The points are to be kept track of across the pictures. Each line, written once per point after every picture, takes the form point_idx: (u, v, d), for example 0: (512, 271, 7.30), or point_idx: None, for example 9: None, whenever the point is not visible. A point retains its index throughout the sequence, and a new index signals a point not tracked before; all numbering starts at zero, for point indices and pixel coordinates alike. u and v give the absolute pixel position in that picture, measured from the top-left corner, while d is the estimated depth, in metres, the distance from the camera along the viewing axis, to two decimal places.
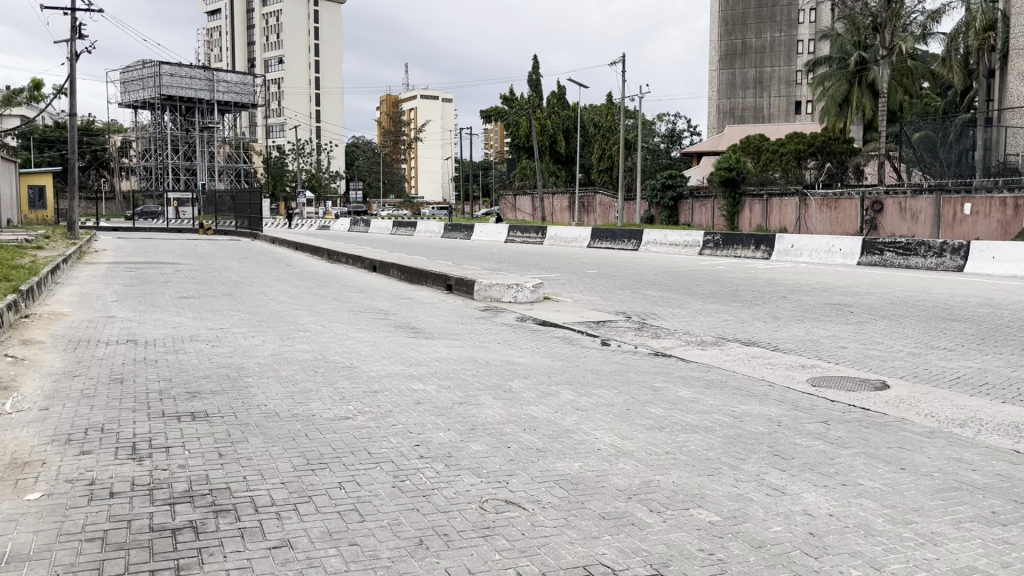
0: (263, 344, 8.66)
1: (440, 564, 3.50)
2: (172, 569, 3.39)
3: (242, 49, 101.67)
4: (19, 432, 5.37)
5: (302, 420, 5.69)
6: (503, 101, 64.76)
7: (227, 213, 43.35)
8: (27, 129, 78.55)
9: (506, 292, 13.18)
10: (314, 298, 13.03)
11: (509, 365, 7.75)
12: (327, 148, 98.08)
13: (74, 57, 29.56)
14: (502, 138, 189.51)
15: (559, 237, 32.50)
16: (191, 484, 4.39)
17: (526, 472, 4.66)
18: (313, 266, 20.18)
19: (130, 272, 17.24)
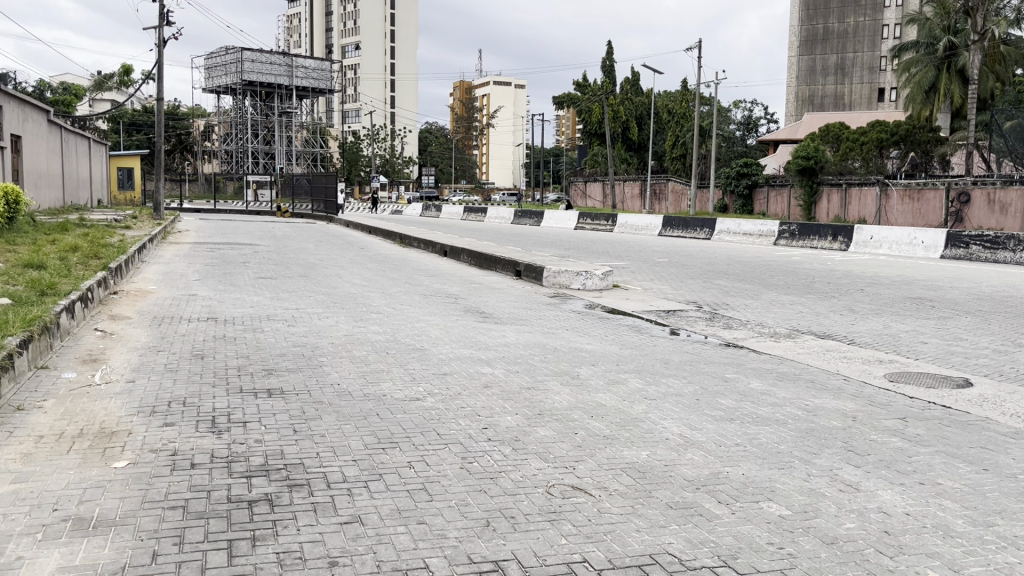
0: (337, 325, 8.86)
1: (506, 546, 3.53)
2: (249, 540, 3.51)
3: (321, 35, 103.72)
4: (107, 402, 5.63)
5: (374, 399, 5.81)
6: (576, 88, 64.61)
7: (304, 196, 44.27)
8: (116, 112, 81.56)
9: (575, 279, 13.16)
10: (386, 281, 13.26)
11: (577, 352, 7.76)
12: (401, 134, 99.13)
13: (162, 44, 30.51)
14: (574, 126, 189.49)
15: (629, 225, 32.24)
16: (267, 458, 4.53)
17: (593, 459, 4.66)
18: (386, 249, 20.52)
19: (211, 252, 17.81)
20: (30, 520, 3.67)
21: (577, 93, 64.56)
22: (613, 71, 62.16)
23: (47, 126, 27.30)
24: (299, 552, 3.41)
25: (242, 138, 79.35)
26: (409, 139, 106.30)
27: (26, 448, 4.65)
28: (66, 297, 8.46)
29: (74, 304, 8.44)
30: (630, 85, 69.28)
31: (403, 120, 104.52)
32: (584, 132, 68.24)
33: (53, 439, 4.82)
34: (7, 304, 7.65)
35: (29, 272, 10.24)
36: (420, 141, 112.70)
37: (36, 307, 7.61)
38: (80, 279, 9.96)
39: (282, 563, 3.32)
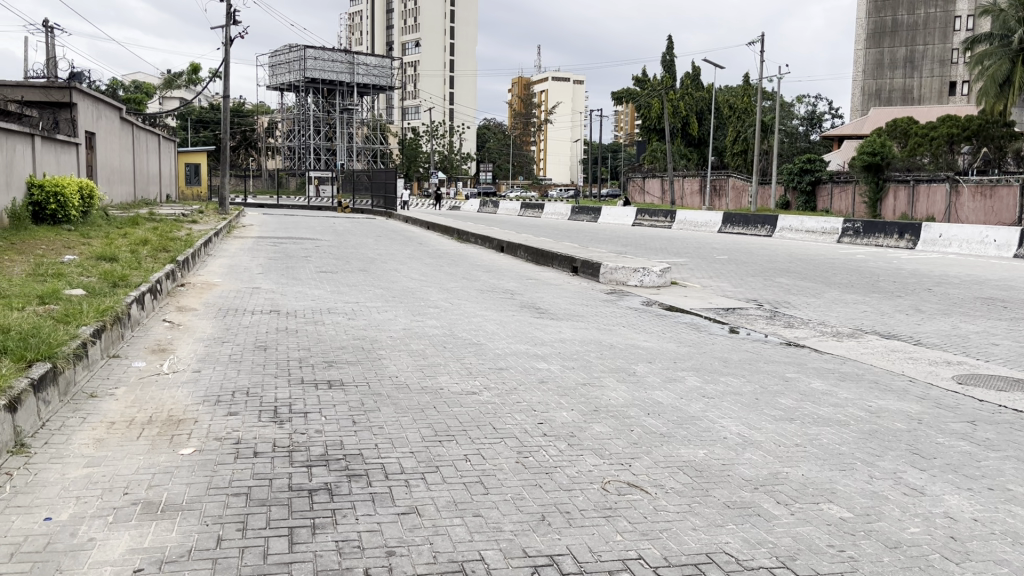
0: (396, 318, 8.98)
1: (561, 541, 3.54)
2: (310, 528, 3.58)
3: (382, 33, 104.97)
4: (174, 391, 5.80)
5: (431, 392, 5.87)
6: (636, 83, 64.09)
7: (365, 192, 44.82)
8: (185, 110, 83.76)
9: (633, 275, 13.08)
10: (444, 276, 13.35)
11: (634, 349, 7.70)
12: (459, 130, 99.67)
13: (229, 43, 31.19)
14: (634, 122, 188.22)
15: (688, 221, 31.89)
16: (327, 448, 4.62)
17: (649, 457, 4.63)
18: (444, 244, 20.66)
19: (274, 247, 18.18)
20: (102, 503, 3.81)
21: (636, 88, 64.05)
22: (673, 66, 61.47)
23: (119, 123, 28.20)
24: (358, 541, 3.47)
25: (304, 134, 80.79)
26: (467, 135, 106.78)
27: (99, 433, 4.83)
28: (136, 289, 8.75)
29: (144, 295, 8.71)
30: (691, 80, 68.42)
31: (461, 116, 105.00)
32: (644, 128, 67.63)
33: (123, 425, 4.99)
34: (82, 295, 7.94)
35: (102, 264, 10.61)
36: (478, 137, 113.13)
37: (109, 298, 7.88)
38: (150, 272, 10.29)
39: (341, 551, 3.39)
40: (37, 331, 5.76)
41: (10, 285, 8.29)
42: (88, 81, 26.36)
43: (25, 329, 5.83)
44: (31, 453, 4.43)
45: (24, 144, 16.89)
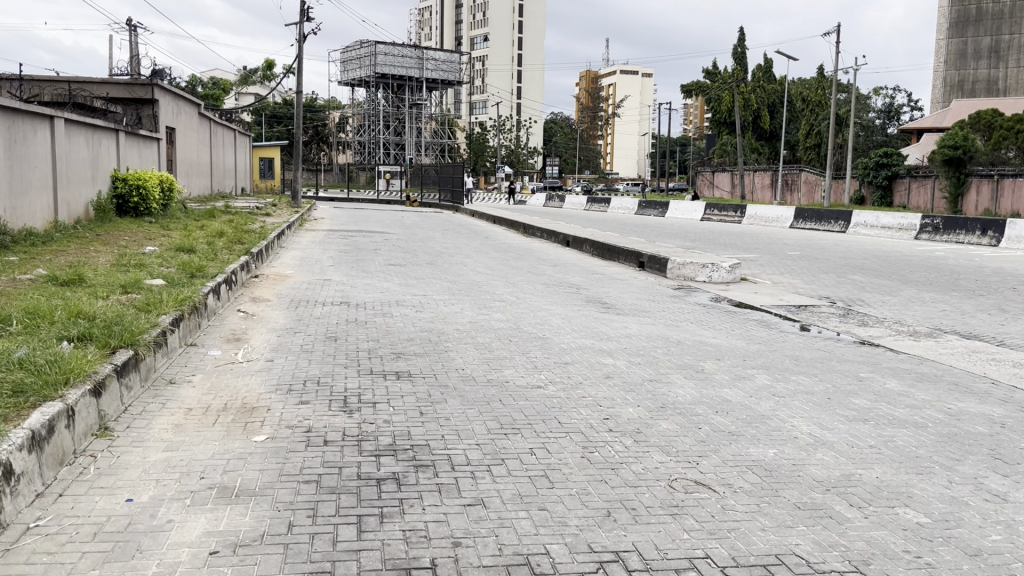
0: (463, 311, 9.05)
1: (627, 538, 3.52)
2: (378, 517, 3.64)
3: (451, 28, 105.76)
4: (248, 379, 5.98)
5: (497, 385, 5.90)
6: (706, 75, 63.04)
7: (432, 186, 45.22)
8: (260, 106, 85.89)
9: (701, 271, 12.90)
10: (510, 270, 13.38)
11: (702, 346, 7.60)
12: (526, 124, 99.64)
13: (303, 39, 31.79)
14: (702, 115, 185.72)
15: (759, 216, 31.28)
16: (395, 438, 4.69)
17: (717, 455, 4.57)
18: (510, 239, 20.72)
19: (344, 240, 18.50)
20: (180, 486, 3.94)
21: (706, 81, 63.01)
22: (745, 58, 60.23)
23: (198, 119, 29.06)
24: (425, 531, 3.51)
25: (374, 129, 81.98)
26: (534, 130, 106.62)
27: (178, 419, 5.00)
28: (213, 280, 9.00)
29: (220, 285, 8.97)
30: (763, 73, 66.99)
31: (528, 110, 104.88)
32: (714, 121, 66.51)
33: (200, 412, 5.14)
34: (161, 285, 8.21)
35: (181, 256, 10.96)
36: (545, 131, 113.05)
37: (187, 288, 8.12)
38: (225, 263, 10.58)
39: (408, 540, 3.43)
40: (121, 320, 5.98)
41: (96, 274, 8.65)
42: (170, 79, 27.26)
43: (109, 317, 6.06)
44: (114, 437, 4.60)
45: (109, 139, 17.54)
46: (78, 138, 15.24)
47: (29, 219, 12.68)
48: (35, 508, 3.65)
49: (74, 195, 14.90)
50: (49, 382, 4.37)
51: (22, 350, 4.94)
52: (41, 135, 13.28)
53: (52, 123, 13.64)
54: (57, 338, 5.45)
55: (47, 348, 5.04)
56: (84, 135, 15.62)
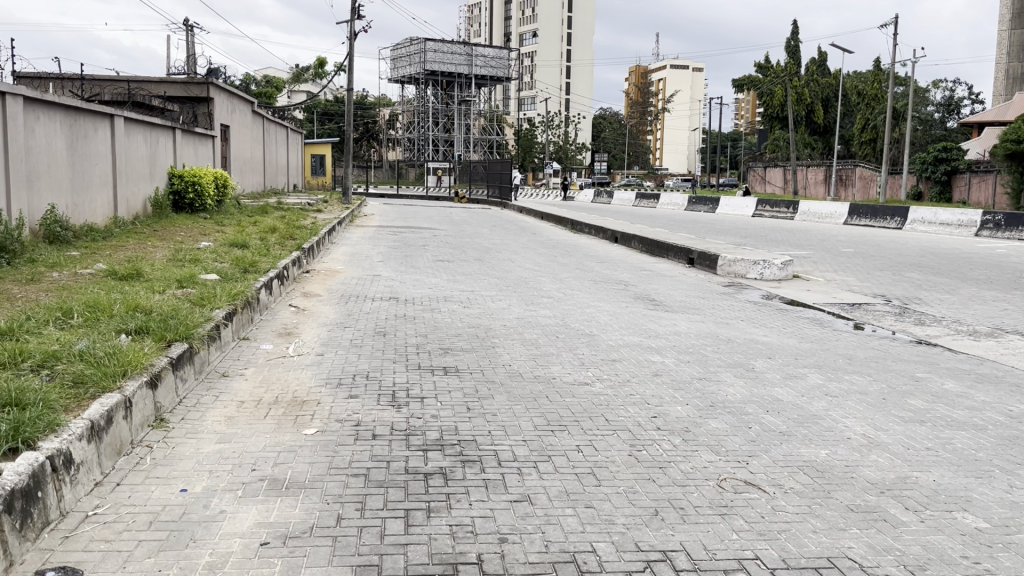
0: (510, 307, 9.06)
1: (674, 537, 3.48)
2: (424, 511, 3.66)
3: (500, 24, 105.92)
4: (299, 373, 6.07)
5: (544, 382, 5.89)
6: (758, 70, 62.02)
7: (481, 182, 45.35)
8: (311, 103, 86.98)
9: (752, 268, 12.71)
10: (557, 266, 13.34)
11: (753, 344, 7.49)
12: (575, 120, 99.15)
13: (353, 36, 32.11)
14: (753, 110, 183.06)
15: (812, 212, 30.68)
16: (442, 433, 4.71)
17: (768, 455, 4.50)
18: (558, 235, 20.70)
19: (393, 236, 18.66)
20: (232, 478, 4.02)
21: (758, 75, 62.02)
22: (799, 51, 58.97)
23: (252, 116, 29.55)
24: (472, 526, 3.53)
25: (423, 126, 82.49)
26: (583, 126, 106.12)
27: (231, 411, 5.09)
28: (265, 275, 9.16)
29: (272, 281, 9.12)
30: (817, 67, 65.56)
31: (577, 105, 104.43)
32: (766, 117, 65.35)
33: (251, 405, 5.23)
34: (215, 280, 8.37)
35: (234, 251, 11.17)
36: (594, 127, 112.53)
37: (239, 283, 8.27)
38: (277, 258, 10.73)
39: (454, 535, 3.45)
40: (175, 314, 6.11)
41: (153, 269, 8.86)
42: (225, 77, 27.77)
43: (165, 311, 6.19)
44: (169, 429, 4.71)
45: (167, 137, 17.93)
46: (137, 136, 15.62)
47: (90, 216, 13.03)
48: (93, 496, 3.75)
49: (133, 192, 15.27)
50: (108, 373, 4.49)
51: (83, 342, 5.08)
52: (101, 133, 13.64)
53: (112, 122, 14.00)
54: (116, 331, 5.60)
55: (105, 341, 5.17)
56: (142, 133, 16.01)
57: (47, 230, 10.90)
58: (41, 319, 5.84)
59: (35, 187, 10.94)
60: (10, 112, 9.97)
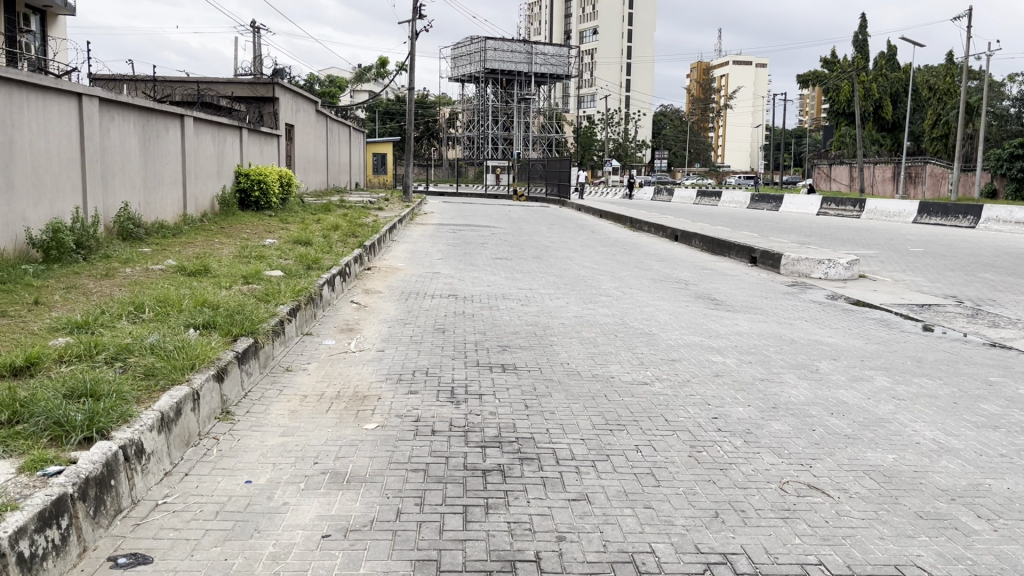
0: (568, 305, 9.03)
1: (735, 540, 3.44)
2: (483, 507, 3.68)
3: (560, 22, 105.80)
4: (360, 368, 6.15)
5: (602, 381, 5.86)
6: (824, 65, 60.56)
7: (540, 180, 45.30)
8: (373, 103, 88.13)
9: (816, 267, 12.45)
10: (616, 264, 13.24)
11: (817, 345, 7.33)
12: (635, 118, 98.29)
13: (415, 36, 32.38)
14: (818, 106, 178.99)
15: (879, 211, 29.85)
16: (500, 430, 4.73)
17: (833, 459, 4.40)
18: (618, 233, 20.58)
19: (452, 233, 18.80)
20: (295, 471, 4.10)
21: (824, 71, 60.60)
22: (867, 45, 57.19)
23: (315, 116, 30.02)
24: (529, 524, 3.53)
25: (483, 124, 82.80)
26: (643, 123, 105.07)
27: (294, 405, 5.19)
28: (328, 271, 9.32)
29: (335, 277, 9.26)
30: (886, 61, 63.60)
31: (637, 103, 103.34)
32: (832, 113, 63.68)
33: (314, 399, 5.33)
34: (279, 276, 8.53)
35: (299, 248, 11.41)
36: (654, 124, 111.43)
37: (303, 279, 8.41)
38: (339, 255, 10.90)
39: (512, 532, 3.46)
40: (242, 309, 6.26)
41: (221, 266, 9.08)
42: (289, 77, 28.27)
43: (231, 307, 6.34)
44: (235, 421, 4.83)
45: (233, 136, 18.33)
46: (206, 135, 16.04)
47: (161, 213, 13.40)
48: (163, 486, 3.86)
49: (201, 190, 15.66)
50: (177, 367, 4.62)
51: (153, 336, 5.24)
52: (172, 133, 14.04)
53: (182, 122, 14.39)
54: (185, 325, 5.76)
55: (174, 335, 5.32)
56: (211, 132, 16.45)
57: (121, 227, 11.28)
58: (115, 313, 6.04)
59: (110, 184, 11.31)
60: (86, 113, 10.29)
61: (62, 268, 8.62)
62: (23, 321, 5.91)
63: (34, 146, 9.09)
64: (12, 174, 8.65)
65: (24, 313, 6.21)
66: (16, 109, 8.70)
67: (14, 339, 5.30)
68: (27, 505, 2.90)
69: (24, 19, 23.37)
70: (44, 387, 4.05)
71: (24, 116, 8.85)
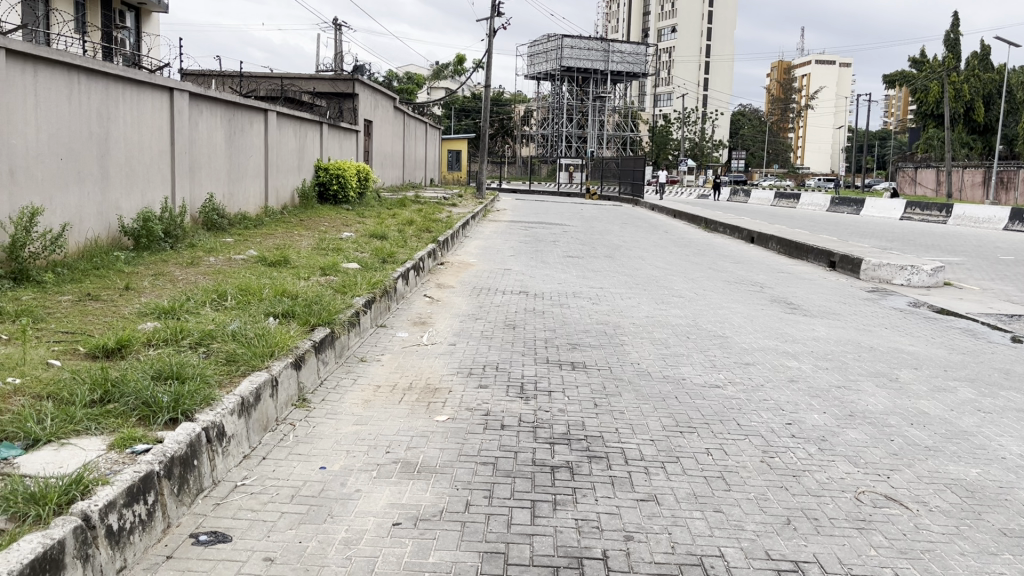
0: (640, 305, 8.98)
1: (807, 548, 3.37)
2: (551, 503, 3.69)
3: (638, 20, 104.90)
4: (432, 361, 6.24)
5: (673, 382, 5.82)
6: (912, 64, 58.45)
7: (614, 179, 44.96)
8: (449, 100, 88.94)
9: (899, 274, 12.08)
10: (689, 265, 13.07)
11: (898, 353, 7.11)
12: (711, 117, 96.62)
13: (493, 33, 32.51)
14: (905, 107, 173.00)
15: (968, 217, 28.68)
16: (569, 427, 4.73)
17: (912, 470, 4.26)
18: (691, 233, 20.29)
19: (525, 230, 18.84)
20: (367, 458, 4.18)
21: (912, 70, 58.52)
22: (959, 44, 54.77)
23: (393, 112, 30.50)
24: (597, 522, 3.53)
25: (557, 122, 82.72)
26: (721, 122, 103.29)
27: (368, 394, 5.29)
28: (403, 265, 9.46)
29: (409, 271, 9.40)
30: (979, 61, 60.90)
31: (715, 102, 101.55)
32: (919, 114, 61.30)
33: (387, 389, 5.43)
34: (355, 268, 8.71)
35: (374, 241, 11.62)
36: (733, 124, 109.48)
37: (379, 272, 8.56)
38: (413, 250, 11.06)
39: (580, 530, 3.46)
40: (320, 300, 6.42)
41: (299, 257, 9.29)
42: (369, 74, 28.78)
43: (309, 297, 6.50)
44: (311, 408, 4.95)
45: (315, 131, 18.75)
46: (288, 130, 16.45)
47: (244, 205, 13.84)
48: (241, 468, 3.99)
49: (282, 183, 16.08)
50: (258, 354, 4.78)
51: (235, 323, 5.41)
52: (256, 127, 14.43)
53: (266, 116, 14.78)
54: (266, 313, 5.95)
55: (255, 323, 5.50)
56: (293, 127, 16.86)
57: (205, 217, 11.68)
58: (199, 300, 6.26)
59: (197, 176, 11.71)
60: (177, 107, 10.67)
61: (150, 256, 8.96)
62: (114, 305, 6.18)
63: (127, 138, 9.46)
64: (106, 165, 9.02)
65: (115, 298, 6.49)
66: (112, 102, 9.07)
67: (106, 322, 5.55)
68: (118, 480, 3.04)
69: (120, 15, 24.33)
70: (134, 368, 4.23)
71: (120, 110, 9.22)
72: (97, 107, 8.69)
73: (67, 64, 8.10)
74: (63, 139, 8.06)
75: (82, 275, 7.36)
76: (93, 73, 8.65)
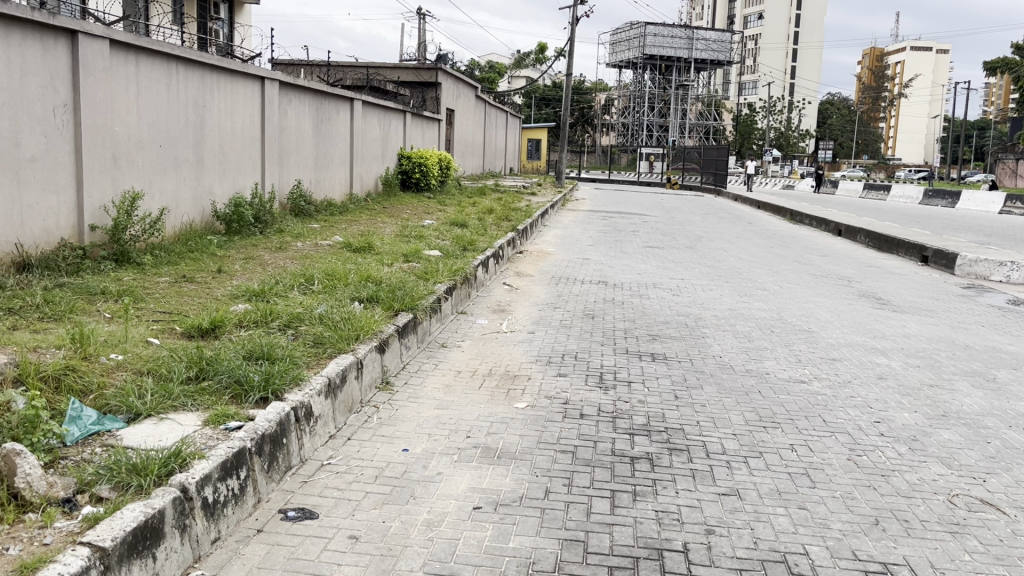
0: (722, 297, 8.83)
1: (897, 550, 3.27)
2: (630, 494, 3.68)
3: (723, 7, 102.82)
4: (511, 348, 6.28)
5: (756, 376, 5.71)
6: (1016, 51, 55.63)
7: (696, 168, 44.21)
8: (531, 89, 89.05)
9: (997, 270, 11.56)
10: (774, 258, 12.77)
11: (996, 353, 6.81)
12: (798, 106, 94.02)
13: (576, 21, 32.32)
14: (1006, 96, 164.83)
15: None
16: (649, 419, 4.70)
17: (1010, 475, 4.08)
18: (775, 225, 19.82)
19: (604, 220, 18.71)
20: (448, 442, 4.24)
21: (1016, 58, 55.67)
22: None
23: (474, 101, 30.68)
24: (677, 514, 3.50)
25: (638, 111, 81.92)
26: (809, 111, 100.46)
27: (448, 379, 5.37)
28: (483, 253, 9.53)
29: (489, 259, 9.46)
30: None
31: (802, 90, 98.76)
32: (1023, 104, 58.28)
33: (467, 374, 5.50)
34: (437, 255, 8.82)
35: (455, 229, 11.71)
36: (820, 113, 106.32)
37: (460, 260, 8.64)
38: (494, 238, 11.11)
39: (660, 521, 3.43)
40: (403, 285, 6.53)
41: (383, 243, 9.47)
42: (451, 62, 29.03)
43: (393, 282, 6.62)
44: (393, 391, 5.04)
45: (398, 119, 19.02)
46: (373, 119, 16.73)
47: (330, 192, 14.15)
48: (327, 448, 4.09)
49: (367, 171, 16.37)
50: (344, 337, 4.89)
51: (322, 306, 5.56)
52: (343, 115, 14.72)
53: (352, 104, 15.06)
54: (351, 298, 6.07)
55: (341, 306, 5.63)
56: (378, 115, 17.13)
57: (293, 203, 11.99)
58: (288, 284, 6.44)
59: (285, 163, 12.02)
60: (268, 96, 10.97)
61: (241, 240, 9.26)
62: (208, 287, 6.42)
63: (221, 125, 9.77)
64: (202, 151, 9.34)
65: (208, 280, 6.74)
66: (207, 91, 9.38)
67: (200, 303, 5.77)
68: (212, 455, 3.15)
69: (215, 7, 25.13)
70: (227, 348, 4.38)
71: (215, 99, 9.54)
72: (193, 96, 9.02)
73: (166, 54, 8.41)
74: (162, 126, 8.37)
75: (177, 257, 7.67)
76: (190, 64, 8.96)
